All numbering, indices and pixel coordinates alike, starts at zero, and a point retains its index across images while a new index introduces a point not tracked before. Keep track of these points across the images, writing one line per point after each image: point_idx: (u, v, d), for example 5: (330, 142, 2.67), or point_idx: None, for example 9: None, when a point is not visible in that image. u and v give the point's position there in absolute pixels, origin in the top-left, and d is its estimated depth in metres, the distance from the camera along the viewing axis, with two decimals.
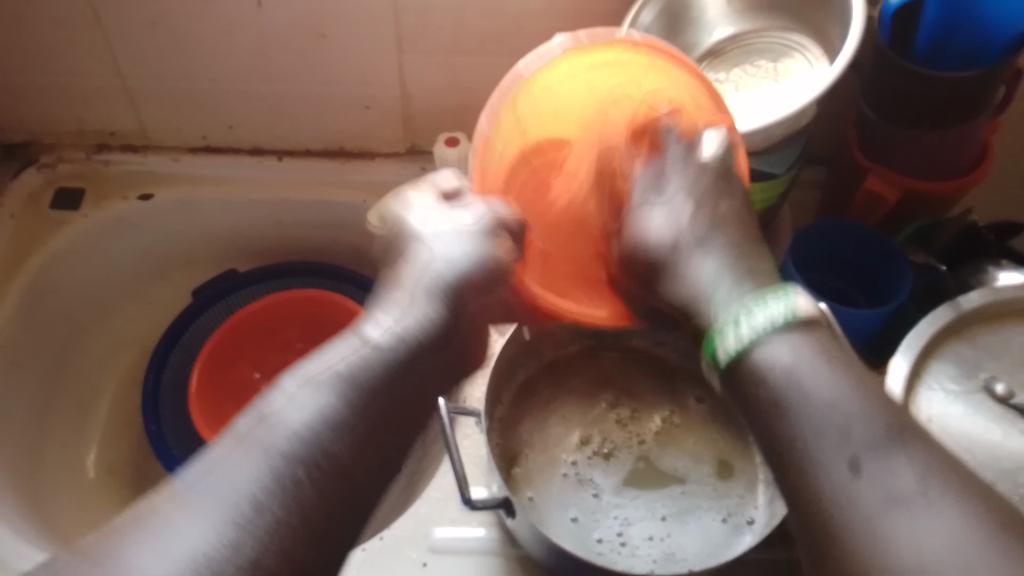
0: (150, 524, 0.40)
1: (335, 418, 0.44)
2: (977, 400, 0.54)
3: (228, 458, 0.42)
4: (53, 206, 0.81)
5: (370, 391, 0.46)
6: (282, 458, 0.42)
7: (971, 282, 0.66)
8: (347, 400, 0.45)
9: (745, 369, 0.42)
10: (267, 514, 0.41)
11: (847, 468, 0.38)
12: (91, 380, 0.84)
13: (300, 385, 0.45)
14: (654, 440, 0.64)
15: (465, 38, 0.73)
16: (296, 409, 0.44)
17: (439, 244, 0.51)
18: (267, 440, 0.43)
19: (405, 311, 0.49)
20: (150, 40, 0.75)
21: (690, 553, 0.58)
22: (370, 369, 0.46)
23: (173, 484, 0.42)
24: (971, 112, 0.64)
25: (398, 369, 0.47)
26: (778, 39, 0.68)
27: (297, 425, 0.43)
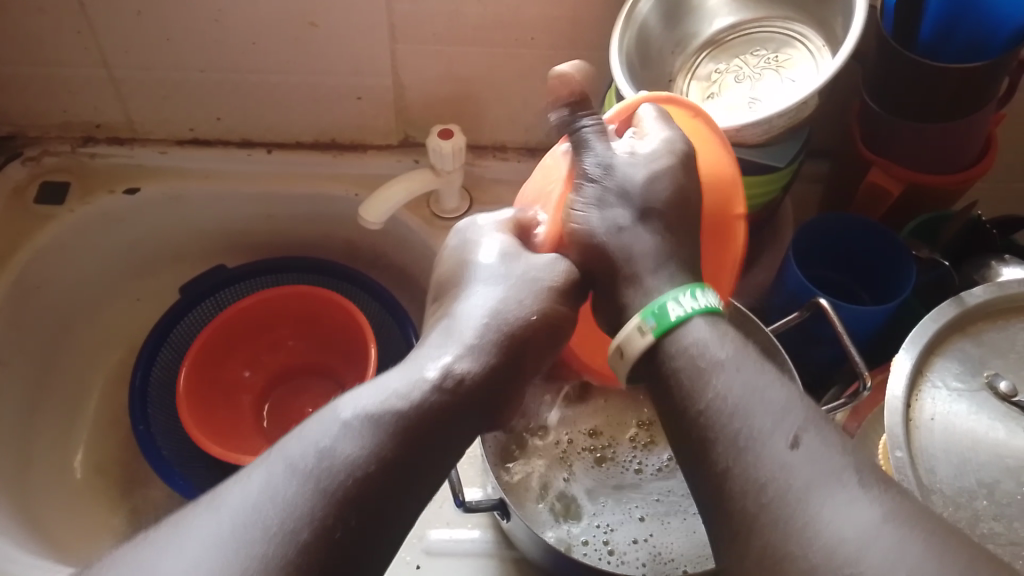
0: (177, 543, 0.38)
1: (382, 459, 0.41)
2: (981, 398, 0.52)
3: (260, 483, 0.40)
4: (38, 199, 0.80)
5: (429, 435, 0.42)
6: (319, 491, 0.39)
7: (975, 277, 0.64)
8: (396, 442, 0.41)
9: (673, 345, 0.42)
10: (293, 547, 0.38)
11: (785, 444, 0.39)
12: (79, 378, 0.82)
13: (354, 418, 0.41)
14: (654, 469, 0.64)
15: (459, 26, 0.71)
16: (346, 442, 0.41)
17: (497, 280, 0.46)
18: (305, 468, 0.40)
19: (469, 357, 0.43)
20: (135, 30, 0.73)
21: (677, 553, 0.58)
22: (431, 410, 0.42)
23: (202, 503, 0.40)
24: (977, 103, 0.62)
25: (462, 412, 0.43)
26: (780, 29, 0.66)
27: (344, 461, 0.40)
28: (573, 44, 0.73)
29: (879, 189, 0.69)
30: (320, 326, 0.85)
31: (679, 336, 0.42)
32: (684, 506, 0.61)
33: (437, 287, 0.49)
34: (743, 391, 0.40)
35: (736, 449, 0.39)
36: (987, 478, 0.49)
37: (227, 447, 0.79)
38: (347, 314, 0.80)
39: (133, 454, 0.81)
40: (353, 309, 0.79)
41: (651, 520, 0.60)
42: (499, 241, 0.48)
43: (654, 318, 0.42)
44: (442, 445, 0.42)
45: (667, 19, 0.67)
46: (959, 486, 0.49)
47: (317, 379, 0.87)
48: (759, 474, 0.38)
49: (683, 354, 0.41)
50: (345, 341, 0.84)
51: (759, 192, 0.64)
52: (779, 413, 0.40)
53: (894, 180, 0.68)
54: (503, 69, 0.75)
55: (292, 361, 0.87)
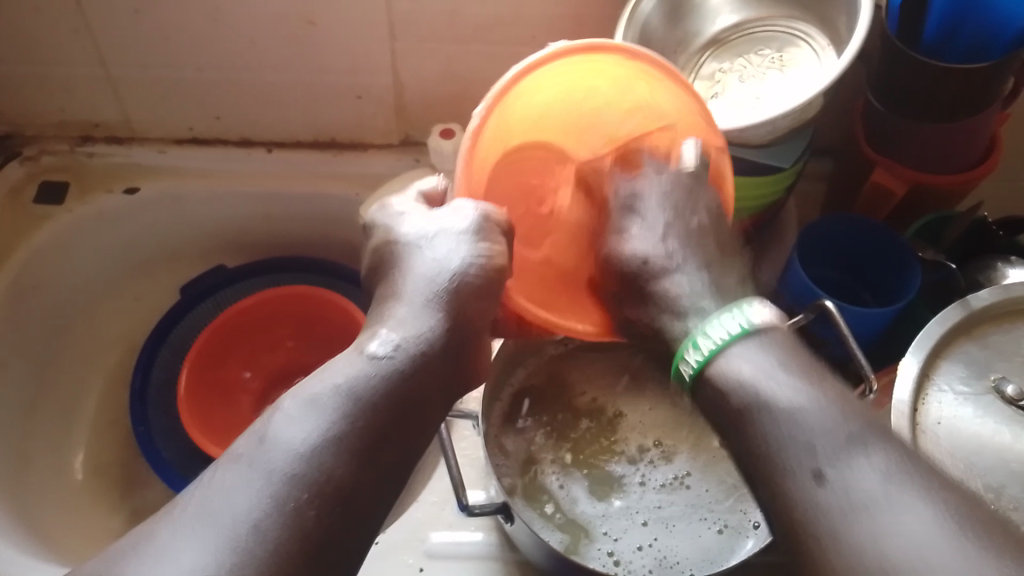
0: (149, 547, 0.37)
1: (335, 435, 0.41)
2: (986, 402, 0.51)
3: (220, 481, 0.40)
4: (36, 200, 0.79)
5: (373, 405, 0.43)
6: (278, 477, 0.40)
7: (980, 279, 0.63)
8: (346, 416, 0.42)
9: (710, 380, 0.44)
10: (262, 531, 0.38)
11: (813, 477, 0.38)
12: (78, 378, 0.82)
13: (299, 403, 0.43)
14: (658, 484, 0.62)
15: (459, 24, 0.71)
16: (293, 426, 0.41)
17: (431, 248, 0.49)
18: (266, 461, 0.40)
19: (405, 323, 0.46)
20: (133, 27, 0.72)
21: (683, 557, 0.58)
22: (370, 379, 0.44)
23: (173, 508, 0.40)
24: (982, 104, 0.62)
25: (401, 381, 0.44)
26: (784, 28, 0.65)
27: (296, 443, 0.41)
28: (575, 42, 0.72)
29: (883, 190, 0.68)
30: (320, 328, 0.84)
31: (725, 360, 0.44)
32: (688, 512, 0.61)
33: (371, 260, 0.52)
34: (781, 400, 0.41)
35: (780, 482, 0.39)
36: (993, 483, 0.49)
37: (227, 447, 0.79)
38: (348, 316, 0.80)
39: (132, 455, 0.80)
40: (356, 313, 0.79)
41: (655, 526, 0.60)
42: (421, 212, 0.52)
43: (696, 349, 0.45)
44: (389, 416, 0.43)
45: (670, 18, 0.66)
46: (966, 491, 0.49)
47: None
48: (795, 500, 0.38)
49: (728, 383, 0.43)
50: (344, 342, 0.84)
51: (761, 193, 0.64)
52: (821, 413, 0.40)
53: (896, 180, 0.68)
54: (504, 67, 0.75)
55: (291, 361, 0.86)
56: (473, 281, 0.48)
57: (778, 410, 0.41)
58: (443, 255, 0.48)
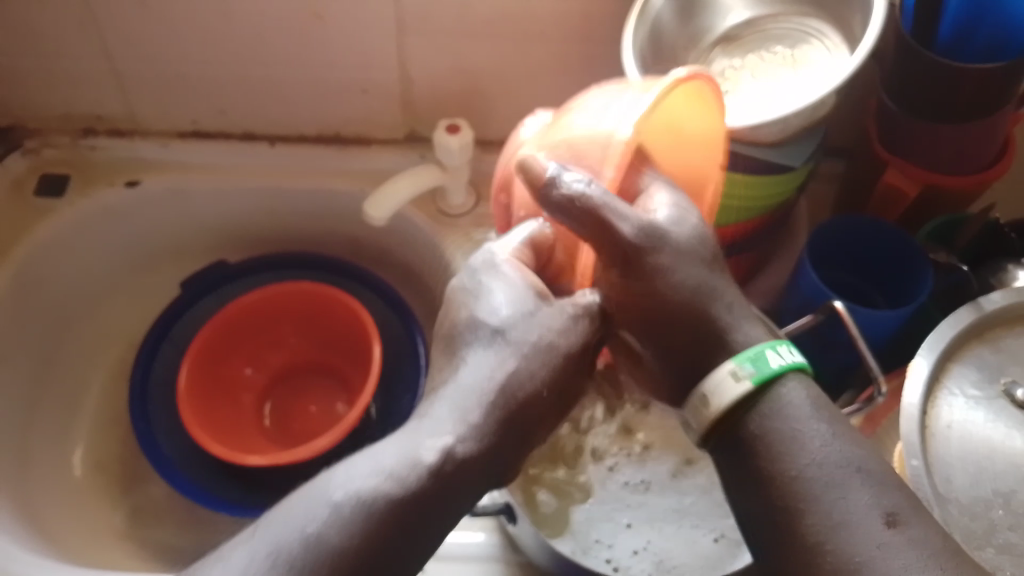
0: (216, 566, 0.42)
1: (398, 503, 0.43)
2: (998, 406, 0.51)
3: (292, 519, 0.43)
4: (38, 193, 0.79)
5: (438, 486, 0.44)
6: (340, 527, 0.42)
7: (992, 281, 0.63)
8: (416, 491, 0.43)
9: (765, 404, 0.45)
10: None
11: (875, 529, 0.42)
12: (79, 373, 0.81)
13: (375, 466, 0.44)
14: (637, 482, 0.61)
15: (468, 19, 0.70)
16: (349, 504, 0.43)
17: (517, 339, 0.47)
18: (328, 510, 0.43)
19: (470, 407, 0.46)
20: (138, 21, 0.71)
21: (679, 559, 0.56)
22: (424, 470, 0.44)
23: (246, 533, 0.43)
24: (996, 103, 0.61)
25: (466, 476, 0.45)
26: (796, 25, 0.65)
27: (347, 520, 0.42)
28: (585, 38, 0.71)
29: (894, 190, 0.67)
30: (323, 324, 0.83)
31: (777, 391, 0.45)
32: (678, 514, 0.59)
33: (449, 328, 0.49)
34: (823, 451, 0.44)
35: (830, 533, 0.42)
36: (1004, 487, 0.48)
37: (228, 445, 0.78)
38: (352, 313, 0.79)
39: (133, 451, 0.80)
40: (359, 310, 0.78)
41: (644, 528, 0.58)
42: (518, 291, 0.48)
43: (754, 365, 0.45)
44: (438, 506, 0.44)
45: (682, 14, 0.65)
46: (977, 494, 0.48)
47: (319, 378, 0.86)
48: (839, 547, 0.42)
49: (772, 421, 0.45)
50: (347, 338, 0.83)
51: (773, 193, 0.62)
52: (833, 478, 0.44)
53: (908, 181, 0.67)
54: (513, 63, 0.74)
55: (295, 359, 0.86)
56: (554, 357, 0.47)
57: (812, 450, 0.44)
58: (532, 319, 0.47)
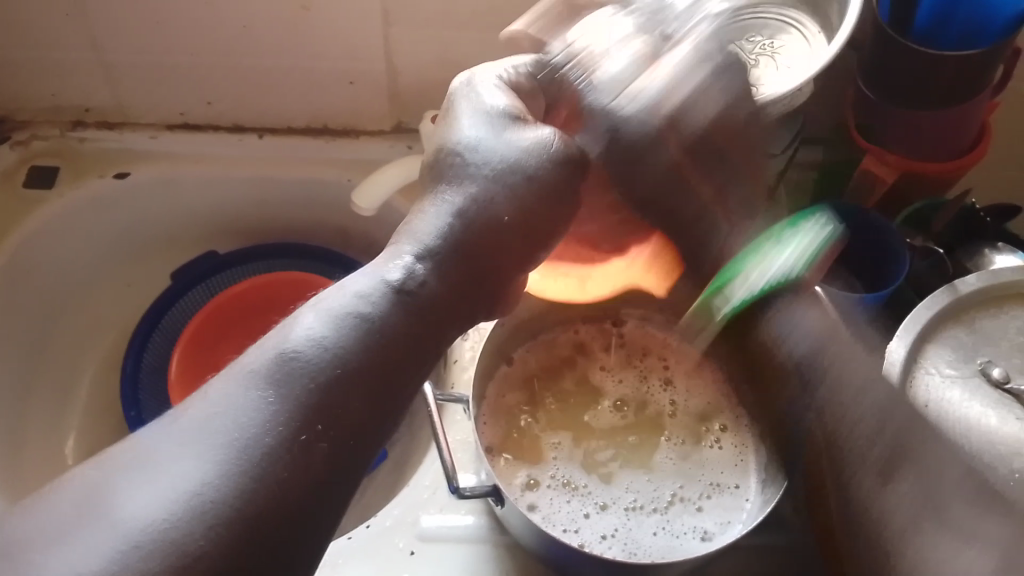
0: (116, 478, 0.37)
1: (346, 362, 0.40)
2: (974, 384, 0.52)
3: (213, 408, 0.38)
4: (27, 185, 0.79)
5: (390, 339, 0.41)
6: (285, 399, 0.39)
7: (968, 265, 0.65)
8: (361, 343, 0.40)
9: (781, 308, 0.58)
10: (261, 457, 0.37)
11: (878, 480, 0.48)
12: (70, 364, 0.82)
13: (312, 316, 0.41)
14: (617, 469, 0.63)
15: (454, 10, 0.71)
16: (307, 340, 0.40)
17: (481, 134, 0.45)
18: (264, 376, 0.39)
19: (426, 233, 0.44)
20: (127, 12, 0.72)
21: (646, 547, 0.58)
22: (388, 311, 0.41)
23: (145, 439, 0.38)
24: (971, 90, 0.62)
25: (415, 327, 0.42)
26: (775, 15, 0.65)
27: (307, 355, 0.39)
28: None
29: (872, 177, 0.68)
30: (314, 312, 0.83)
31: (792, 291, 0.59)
32: (660, 505, 0.61)
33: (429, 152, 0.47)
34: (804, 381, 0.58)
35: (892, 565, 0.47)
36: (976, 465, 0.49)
37: None
38: None
39: None
40: None
41: (620, 513, 0.60)
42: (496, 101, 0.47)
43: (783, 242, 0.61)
44: (400, 354, 0.41)
45: None
46: None
47: None
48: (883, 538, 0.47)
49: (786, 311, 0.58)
50: None
51: None
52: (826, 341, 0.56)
53: (889, 169, 0.67)
54: (500, 52, 0.75)
55: None
56: (499, 211, 0.44)
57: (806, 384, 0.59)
58: (486, 162, 0.45)
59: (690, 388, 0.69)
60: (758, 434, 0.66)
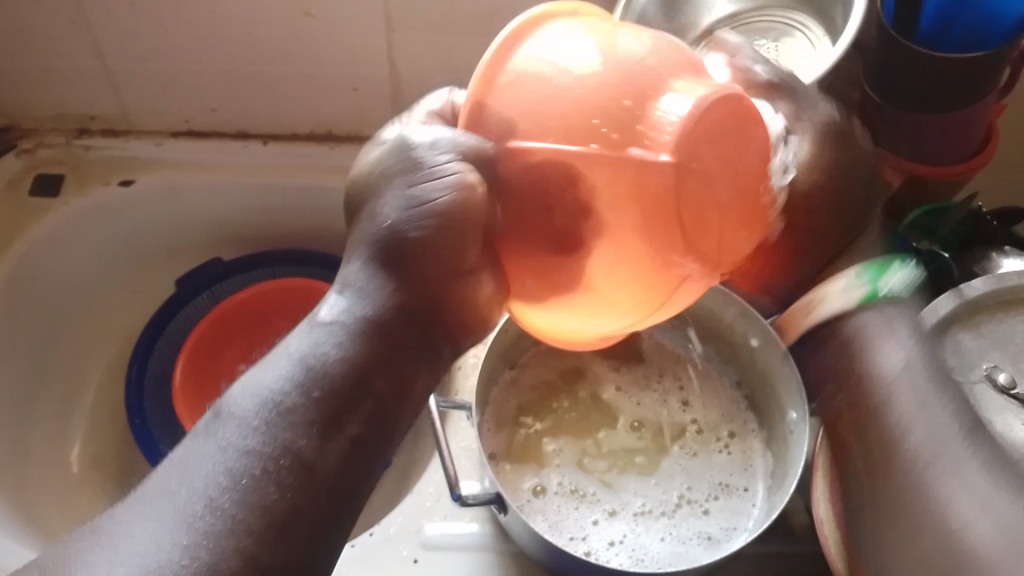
0: (111, 531, 0.39)
1: (289, 406, 0.40)
2: (979, 391, 0.51)
3: (187, 462, 0.40)
4: (33, 192, 0.79)
5: (331, 381, 0.41)
6: (235, 450, 0.40)
7: (975, 268, 0.64)
8: (302, 389, 0.41)
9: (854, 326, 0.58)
10: (217, 506, 0.38)
11: None
12: (75, 371, 0.82)
13: (258, 369, 0.42)
14: (624, 476, 0.62)
15: (456, 16, 0.71)
16: (255, 390, 0.41)
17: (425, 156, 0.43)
18: (216, 433, 0.40)
19: (364, 282, 0.43)
20: (130, 20, 0.72)
21: (653, 554, 0.58)
22: (329, 352, 0.42)
23: (136, 495, 0.40)
24: (977, 92, 0.61)
25: (361, 368, 0.42)
26: (781, 18, 0.65)
27: (254, 405, 0.41)
28: None
29: None
30: (317, 317, 0.84)
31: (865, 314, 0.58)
32: (667, 509, 0.60)
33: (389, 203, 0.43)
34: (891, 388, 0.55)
35: None
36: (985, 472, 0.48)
37: None
38: None
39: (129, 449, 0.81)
40: None
41: (627, 518, 0.60)
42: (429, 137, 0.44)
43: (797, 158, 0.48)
44: (356, 388, 0.41)
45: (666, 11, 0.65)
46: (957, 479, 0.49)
47: None
48: None
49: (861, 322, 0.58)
50: None
51: None
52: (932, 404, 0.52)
53: (894, 172, 0.67)
54: None
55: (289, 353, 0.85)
56: (414, 233, 0.42)
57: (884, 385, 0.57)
58: (398, 200, 0.43)
59: (699, 392, 0.69)
60: (766, 438, 0.65)
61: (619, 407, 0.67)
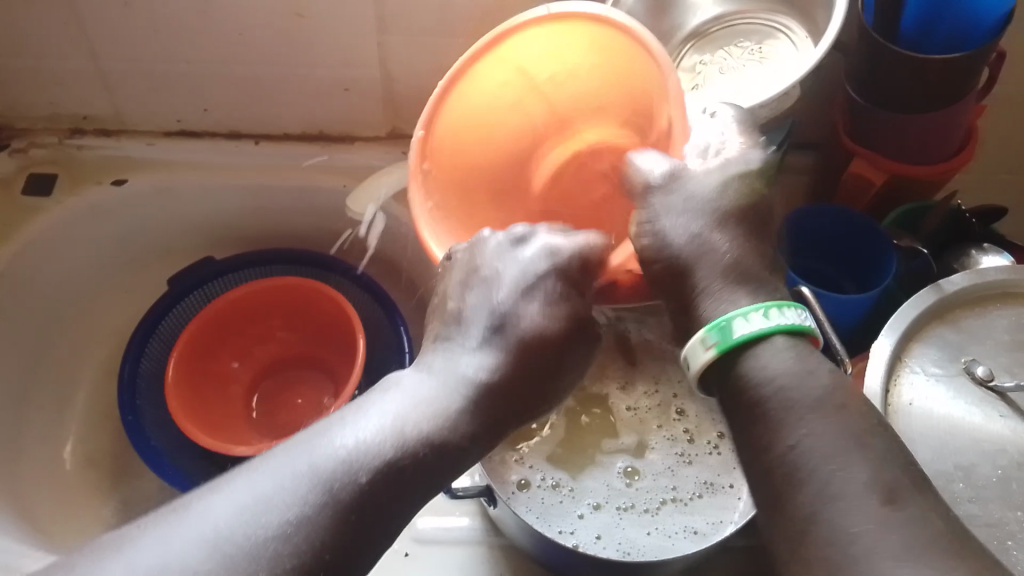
0: (186, 511, 0.40)
1: (379, 472, 0.41)
2: (959, 383, 0.52)
3: (272, 477, 0.40)
4: (26, 192, 0.80)
5: (423, 452, 0.42)
6: (318, 494, 0.40)
7: (955, 265, 0.66)
8: (400, 454, 0.41)
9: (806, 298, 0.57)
10: (281, 542, 0.38)
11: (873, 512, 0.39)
12: (69, 369, 0.83)
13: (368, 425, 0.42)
14: (611, 475, 0.63)
15: (448, 18, 0.72)
16: (351, 444, 0.41)
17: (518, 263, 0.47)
18: (306, 466, 0.41)
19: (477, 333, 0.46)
20: (124, 22, 0.73)
21: (639, 547, 0.58)
22: (436, 425, 0.43)
23: (215, 492, 0.40)
24: (956, 95, 0.63)
25: (441, 448, 0.43)
26: (765, 21, 0.66)
27: (346, 457, 0.41)
28: None
29: (864, 180, 0.69)
30: (310, 318, 0.86)
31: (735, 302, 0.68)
32: (651, 506, 0.61)
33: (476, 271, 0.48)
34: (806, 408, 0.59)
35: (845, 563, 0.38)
36: (964, 462, 0.50)
37: (216, 436, 0.80)
38: (338, 307, 0.82)
39: (123, 446, 0.81)
40: (344, 304, 0.81)
41: (612, 511, 0.61)
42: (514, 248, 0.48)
43: (719, 331, 0.44)
44: (435, 461, 0.42)
45: (653, 12, 0.66)
46: (939, 468, 0.50)
47: (304, 368, 0.88)
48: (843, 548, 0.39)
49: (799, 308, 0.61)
50: (330, 328, 0.86)
51: None
52: (795, 380, 0.43)
53: (877, 171, 0.69)
54: None
55: (285, 352, 0.88)
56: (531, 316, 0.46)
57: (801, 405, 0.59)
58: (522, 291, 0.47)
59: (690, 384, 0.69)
60: None
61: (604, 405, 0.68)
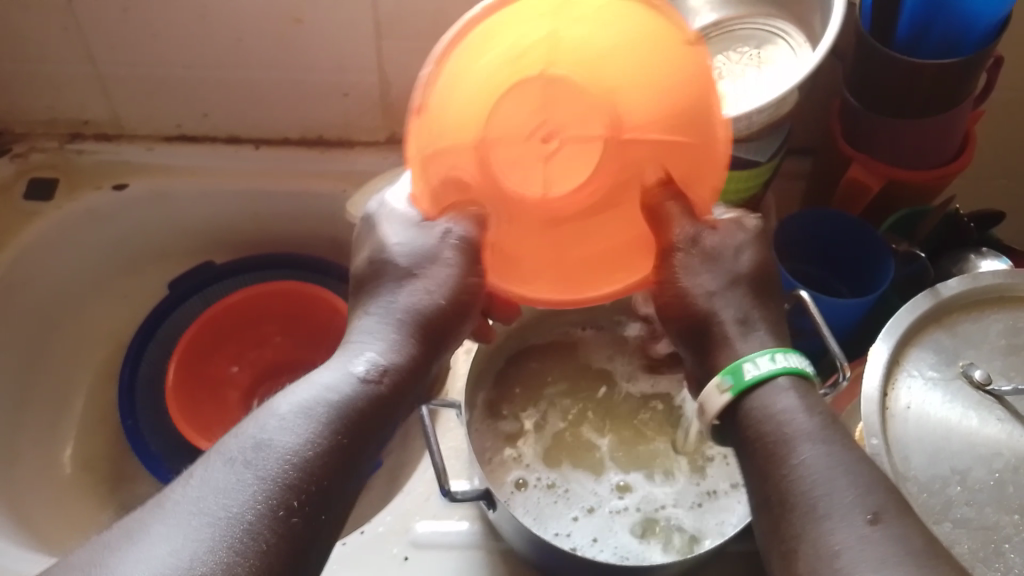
0: (128, 537, 0.37)
1: (319, 448, 0.41)
2: (955, 387, 0.52)
3: (210, 479, 0.39)
4: (24, 197, 0.80)
5: (351, 428, 0.43)
6: (270, 480, 0.39)
7: (953, 270, 0.66)
8: (330, 430, 0.42)
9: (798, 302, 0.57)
10: (253, 531, 0.37)
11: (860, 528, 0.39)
12: (67, 373, 0.83)
13: (287, 411, 0.42)
14: (606, 478, 0.63)
15: (445, 22, 0.72)
16: (279, 428, 0.41)
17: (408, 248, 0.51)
18: (244, 459, 0.40)
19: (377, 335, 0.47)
20: (122, 27, 0.73)
21: (633, 551, 0.58)
22: (353, 403, 0.43)
23: (143, 512, 0.39)
24: (951, 101, 0.63)
25: (363, 421, 0.43)
26: (763, 26, 0.66)
27: (279, 440, 0.41)
28: None
29: (859, 185, 0.69)
30: (307, 321, 0.86)
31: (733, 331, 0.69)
32: (646, 509, 0.61)
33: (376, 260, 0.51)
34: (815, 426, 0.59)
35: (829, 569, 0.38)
36: (960, 466, 0.50)
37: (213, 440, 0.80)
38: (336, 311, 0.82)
39: (122, 450, 0.81)
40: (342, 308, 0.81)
41: (606, 515, 0.61)
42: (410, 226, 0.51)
43: (732, 376, 0.46)
44: (362, 437, 0.43)
45: None
46: (934, 471, 0.50)
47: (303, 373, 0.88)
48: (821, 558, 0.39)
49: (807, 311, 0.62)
50: (327, 333, 0.85)
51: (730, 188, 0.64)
52: (805, 417, 0.44)
53: (873, 175, 0.69)
54: None
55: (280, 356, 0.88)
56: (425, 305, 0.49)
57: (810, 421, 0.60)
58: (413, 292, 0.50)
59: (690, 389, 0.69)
60: None
61: (601, 408, 0.68)
